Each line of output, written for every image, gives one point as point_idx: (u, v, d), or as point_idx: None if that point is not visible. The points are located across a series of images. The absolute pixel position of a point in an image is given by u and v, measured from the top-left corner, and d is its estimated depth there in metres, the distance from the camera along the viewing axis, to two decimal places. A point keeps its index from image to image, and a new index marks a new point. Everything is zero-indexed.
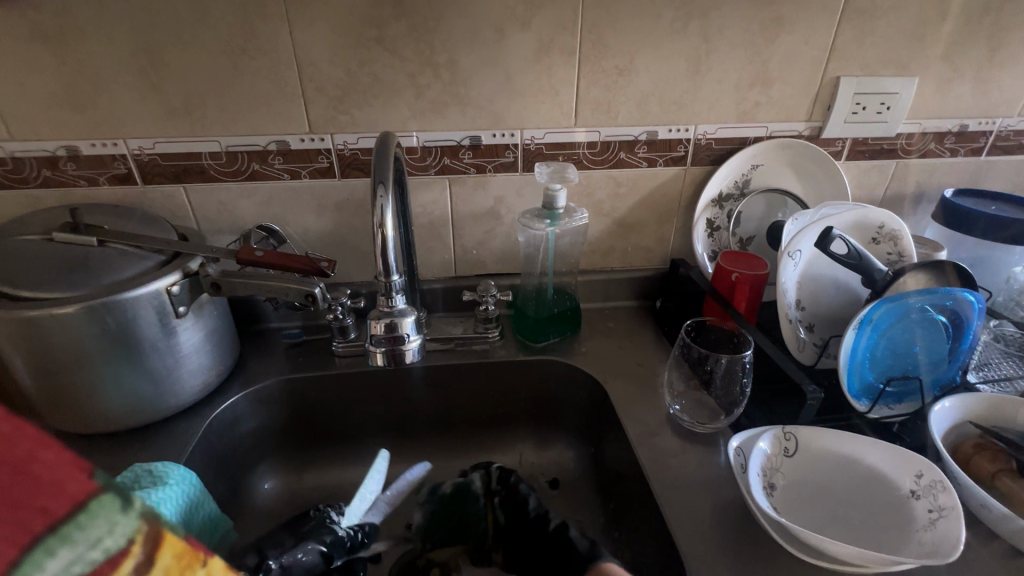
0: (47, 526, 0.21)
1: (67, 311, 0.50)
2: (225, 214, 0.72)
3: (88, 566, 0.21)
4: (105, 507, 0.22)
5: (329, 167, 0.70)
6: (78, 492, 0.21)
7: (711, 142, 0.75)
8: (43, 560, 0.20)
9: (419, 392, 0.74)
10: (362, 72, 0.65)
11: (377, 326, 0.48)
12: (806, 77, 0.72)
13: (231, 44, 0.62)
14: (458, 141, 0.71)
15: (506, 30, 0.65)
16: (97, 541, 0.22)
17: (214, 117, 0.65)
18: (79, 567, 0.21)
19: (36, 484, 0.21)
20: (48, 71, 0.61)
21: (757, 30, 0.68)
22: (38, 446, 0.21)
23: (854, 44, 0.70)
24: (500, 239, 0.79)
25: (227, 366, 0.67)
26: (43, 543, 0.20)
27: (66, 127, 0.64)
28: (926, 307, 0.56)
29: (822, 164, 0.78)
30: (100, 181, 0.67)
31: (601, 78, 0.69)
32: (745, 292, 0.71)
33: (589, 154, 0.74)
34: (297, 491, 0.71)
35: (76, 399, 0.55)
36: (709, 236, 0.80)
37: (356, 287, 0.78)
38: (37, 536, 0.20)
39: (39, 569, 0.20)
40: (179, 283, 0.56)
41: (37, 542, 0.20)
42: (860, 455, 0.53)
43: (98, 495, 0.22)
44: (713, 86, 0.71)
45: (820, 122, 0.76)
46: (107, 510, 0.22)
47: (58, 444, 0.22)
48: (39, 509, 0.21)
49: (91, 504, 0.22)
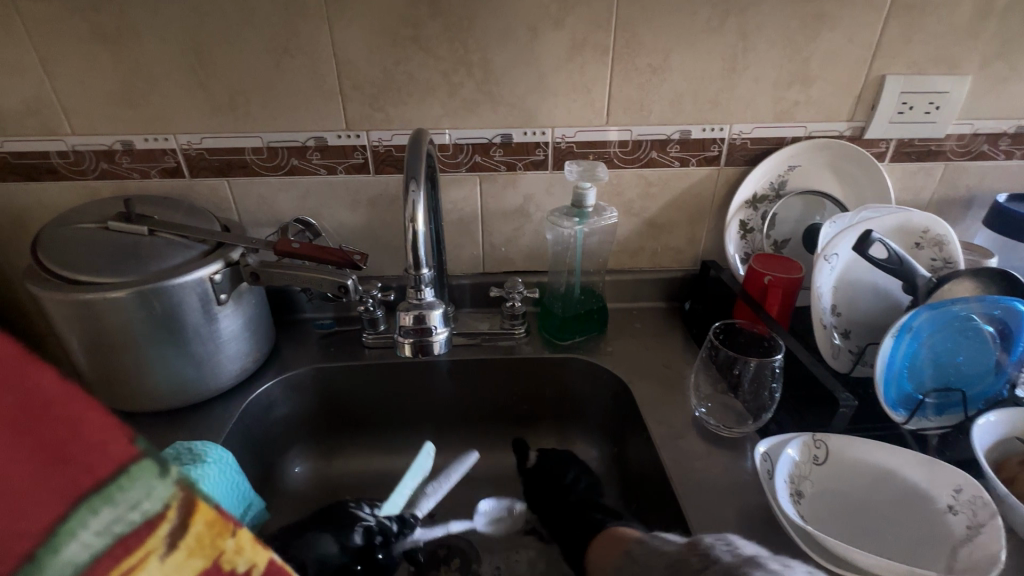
0: (92, 486, 0.18)
1: (121, 296, 0.54)
2: (265, 207, 0.75)
3: (127, 528, 0.19)
4: (145, 472, 0.20)
5: (364, 163, 0.72)
6: (121, 456, 0.19)
7: (746, 142, 0.74)
8: (87, 518, 0.18)
9: (445, 385, 0.75)
10: (398, 71, 0.66)
11: (406, 317, 0.49)
12: (849, 75, 0.70)
13: (275, 43, 0.64)
14: (489, 139, 0.71)
15: (539, 29, 0.65)
16: (135, 503, 0.19)
17: (257, 114, 0.68)
18: (119, 528, 0.19)
19: (82, 445, 0.19)
20: (107, 69, 0.64)
21: (797, 27, 0.66)
22: (88, 408, 0.19)
23: (900, 41, 0.68)
24: (529, 236, 0.79)
25: (264, 353, 0.70)
26: (87, 500, 0.18)
27: (121, 122, 0.68)
28: (971, 316, 0.54)
29: (864, 166, 0.75)
30: (151, 174, 0.71)
31: (634, 77, 0.68)
32: (778, 295, 0.69)
33: (620, 153, 0.73)
34: (326, 476, 0.74)
35: (124, 378, 0.59)
36: (742, 238, 0.79)
37: (386, 281, 0.80)
38: (80, 496, 0.18)
39: (81, 526, 0.18)
40: (220, 272, 0.59)
41: (81, 498, 0.18)
42: (894, 466, 0.51)
43: (139, 460, 0.19)
44: (750, 85, 0.70)
45: (863, 122, 0.73)
46: (146, 475, 0.20)
47: (106, 405, 0.19)
48: (84, 468, 0.19)
49: (132, 468, 0.19)
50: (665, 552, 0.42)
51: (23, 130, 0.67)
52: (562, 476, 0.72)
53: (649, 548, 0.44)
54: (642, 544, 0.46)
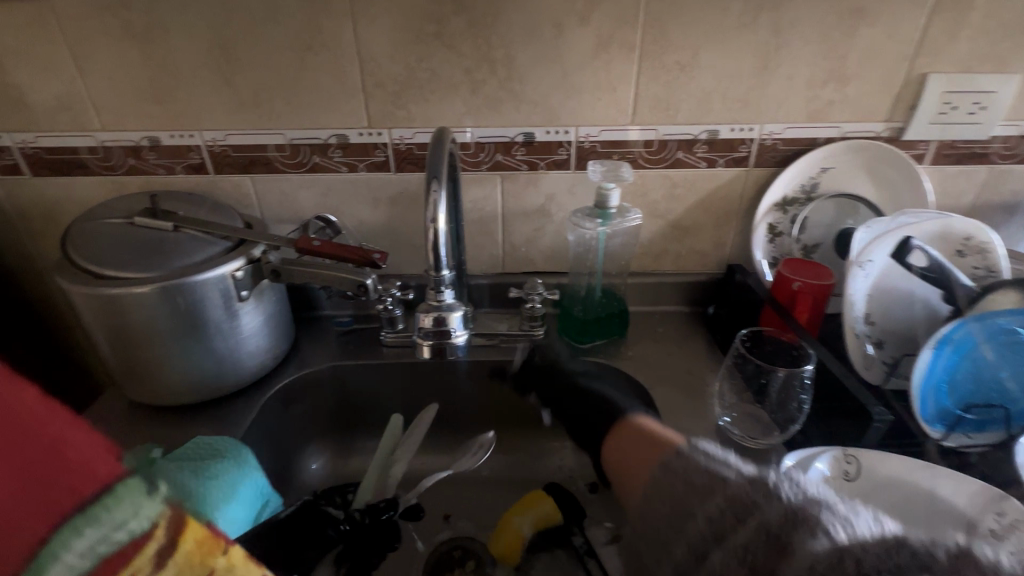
0: (76, 506, 0.19)
1: (145, 291, 0.54)
2: (287, 204, 0.75)
3: (112, 548, 0.19)
4: (133, 492, 0.20)
5: (385, 161, 0.72)
6: (106, 475, 0.19)
7: (777, 142, 0.71)
8: (71, 540, 0.19)
9: (462, 386, 0.75)
10: (420, 68, 0.66)
11: (426, 319, 0.48)
12: (888, 73, 0.67)
13: (299, 39, 0.64)
14: (512, 138, 0.70)
15: (565, 25, 0.64)
16: (122, 523, 0.19)
17: (281, 111, 0.68)
18: (104, 548, 0.19)
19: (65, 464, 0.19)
20: (135, 66, 0.65)
21: (833, 23, 0.64)
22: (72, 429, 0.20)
23: (944, 38, 0.65)
24: (549, 237, 0.78)
25: (284, 349, 0.70)
26: (71, 522, 0.19)
27: (149, 118, 0.68)
28: (1017, 330, 0.52)
29: (902, 169, 0.71)
30: (177, 170, 0.72)
31: (661, 75, 0.67)
32: (808, 302, 0.67)
33: (644, 153, 0.72)
34: (343, 473, 0.74)
35: (147, 372, 0.60)
36: (770, 242, 0.76)
37: (405, 280, 0.80)
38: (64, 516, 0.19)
39: (66, 547, 0.18)
40: (242, 268, 0.59)
41: (65, 520, 0.19)
42: (932, 487, 0.48)
43: (127, 479, 0.20)
44: (782, 83, 0.67)
45: (901, 122, 0.70)
46: (132, 493, 0.19)
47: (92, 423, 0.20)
48: (68, 487, 0.19)
49: (119, 487, 0.19)
50: (719, 479, 0.36)
51: (55, 126, 0.68)
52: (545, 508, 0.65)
53: (694, 467, 0.38)
54: (688, 457, 0.39)
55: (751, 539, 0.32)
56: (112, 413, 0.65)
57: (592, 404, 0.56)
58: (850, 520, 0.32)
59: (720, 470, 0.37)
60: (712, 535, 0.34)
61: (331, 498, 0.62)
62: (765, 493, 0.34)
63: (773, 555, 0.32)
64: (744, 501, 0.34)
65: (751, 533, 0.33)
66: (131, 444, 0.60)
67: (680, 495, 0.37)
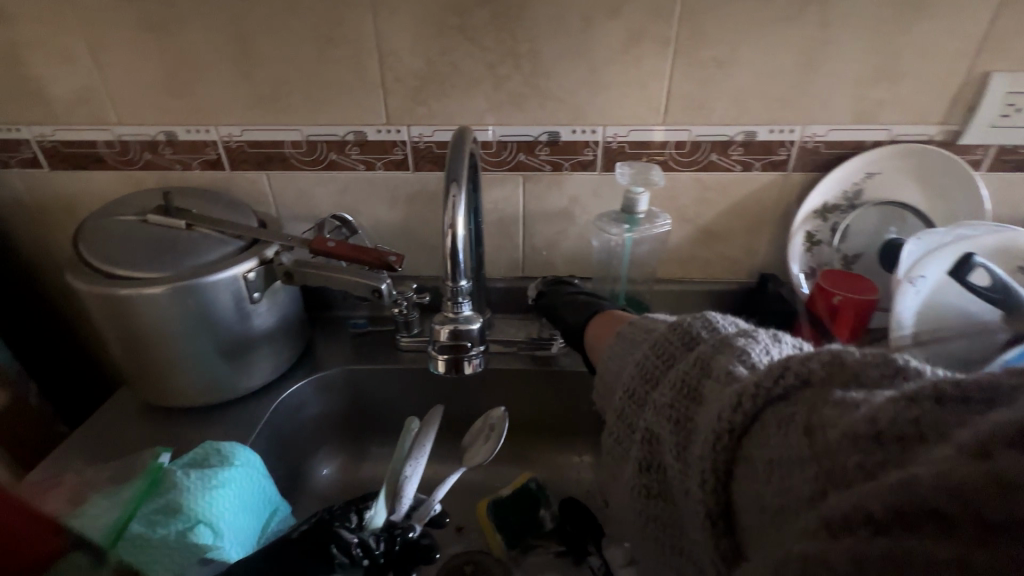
0: None
1: (155, 291, 0.53)
2: (303, 202, 0.73)
3: None
4: None
5: (403, 159, 0.69)
6: None
7: (819, 145, 0.67)
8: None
9: (477, 393, 0.72)
10: (441, 62, 0.63)
11: (442, 331, 0.46)
12: (946, 72, 0.62)
13: (317, 32, 0.62)
14: (535, 136, 0.67)
15: (595, 18, 0.60)
16: None
17: (297, 106, 0.66)
18: None
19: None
20: (151, 59, 0.64)
21: (888, 17, 0.59)
22: None
23: (1012, 33, 0.59)
24: (572, 240, 0.75)
25: (297, 351, 0.69)
26: None
27: (165, 112, 0.67)
28: None
29: (957, 175, 0.66)
30: (193, 165, 0.70)
31: (696, 71, 0.63)
32: (848, 318, 0.63)
33: (675, 155, 0.68)
34: (354, 479, 0.73)
35: (157, 373, 0.58)
36: (807, 252, 0.72)
37: (422, 282, 0.77)
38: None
39: None
40: (255, 269, 0.57)
41: None
42: None
43: None
44: (828, 82, 0.63)
45: (958, 125, 0.65)
46: None
47: None
48: None
49: None
50: (651, 334, 0.35)
51: (72, 119, 0.67)
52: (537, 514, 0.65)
53: (636, 330, 0.37)
54: (636, 325, 0.38)
55: (669, 391, 0.30)
56: (123, 412, 0.64)
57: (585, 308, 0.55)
58: (750, 353, 0.28)
59: (650, 331, 0.35)
60: (640, 382, 0.32)
61: (347, 517, 0.54)
62: (682, 342, 0.31)
63: (688, 403, 0.28)
64: (672, 354, 0.31)
65: (669, 383, 0.30)
66: (141, 446, 0.59)
67: (627, 360, 0.36)
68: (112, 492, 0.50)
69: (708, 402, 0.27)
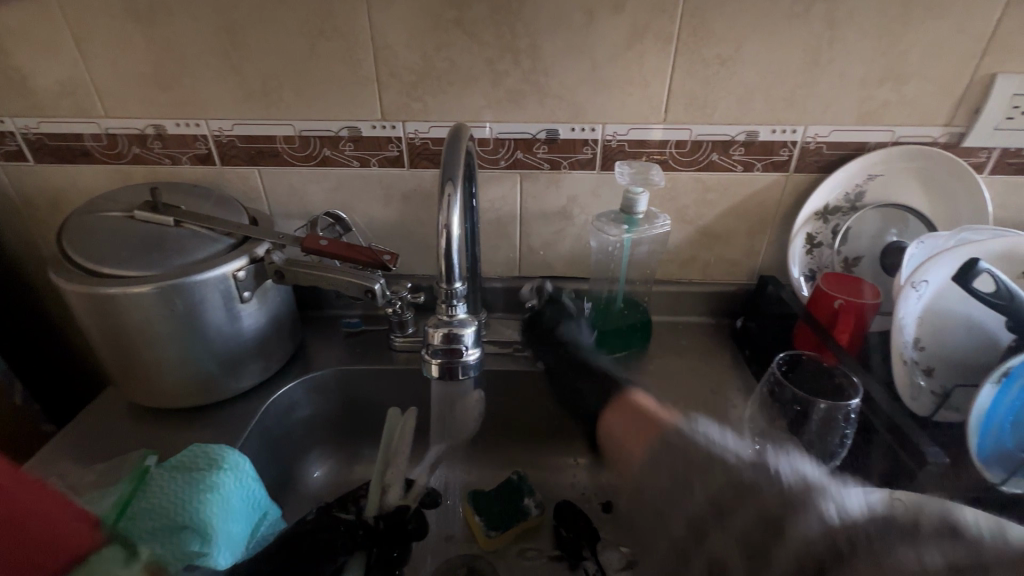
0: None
1: (143, 290, 0.51)
2: (296, 199, 0.71)
3: None
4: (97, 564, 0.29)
5: (398, 156, 0.68)
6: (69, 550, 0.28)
7: (822, 146, 0.66)
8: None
9: None
10: (439, 57, 0.61)
11: (435, 334, 0.44)
12: (952, 73, 0.61)
13: (310, 25, 0.60)
14: (533, 134, 0.66)
15: (596, 13, 0.59)
16: None
17: (290, 100, 0.65)
18: None
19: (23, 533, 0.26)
20: (139, 50, 0.62)
21: (895, 16, 0.57)
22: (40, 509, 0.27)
23: (1020, 34, 0.58)
24: (570, 240, 0.74)
25: (288, 351, 0.67)
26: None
27: (154, 106, 0.65)
28: None
29: (960, 177, 0.65)
30: (182, 160, 0.69)
31: (698, 69, 0.61)
32: (850, 321, 0.61)
33: (676, 154, 0.66)
34: (346, 481, 0.71)
35: (145, 374, 0.57)
36: (808, 254, 0.71)
37: (417, 281, 0.76)
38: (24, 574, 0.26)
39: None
40: (245, 268, 0.56)
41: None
42: None
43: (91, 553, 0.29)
44: (833, 81, 0.61)
45: (962, 127, 0.64)
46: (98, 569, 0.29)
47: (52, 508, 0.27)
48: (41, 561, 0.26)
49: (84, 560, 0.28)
50: (719, 463, 0.32)
51: (58, 111, 0.66)
52: (525, 509, 0.65)
53: (693, 449, 0.34)
54: (688, 437, 0.35)
55: (745, 521, 0.30)
56: (112, 413, 0.63)
57: (586, 374, 0.56)
58: (840, 496, 0.28)
59: (714, 458, 0.33)
60: (711, 505, 0.31)
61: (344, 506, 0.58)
62: (757, 474, 0.31)
63: (769, 538, 0.29)
64: (734, 484, 0.31)
65: (712, 483, 0.32)
66: (128, 448, 0.58)
67: (682, 471, 0.34)
68: (99, 497, 0.49)
69: (789, 552, 0.28)
